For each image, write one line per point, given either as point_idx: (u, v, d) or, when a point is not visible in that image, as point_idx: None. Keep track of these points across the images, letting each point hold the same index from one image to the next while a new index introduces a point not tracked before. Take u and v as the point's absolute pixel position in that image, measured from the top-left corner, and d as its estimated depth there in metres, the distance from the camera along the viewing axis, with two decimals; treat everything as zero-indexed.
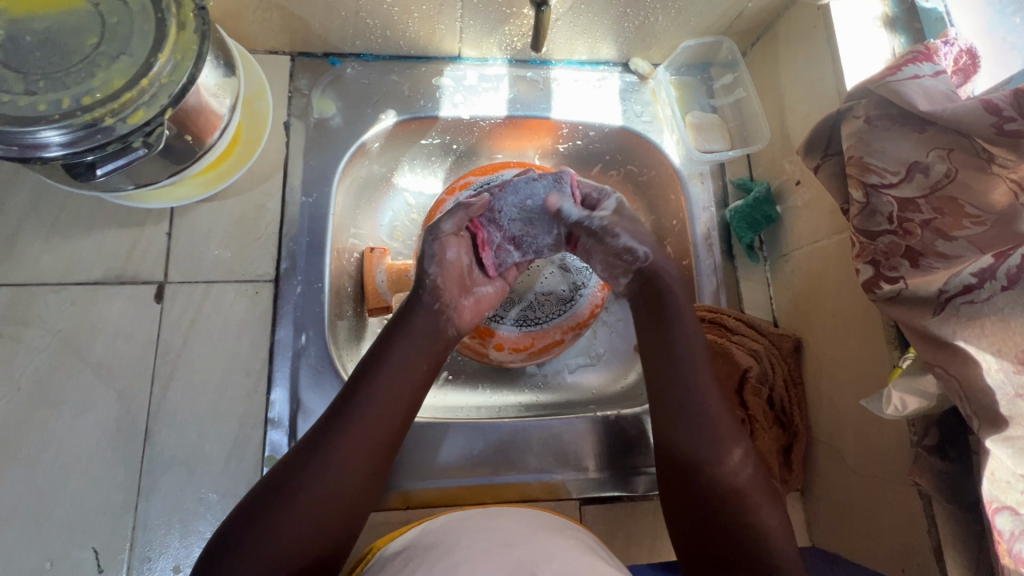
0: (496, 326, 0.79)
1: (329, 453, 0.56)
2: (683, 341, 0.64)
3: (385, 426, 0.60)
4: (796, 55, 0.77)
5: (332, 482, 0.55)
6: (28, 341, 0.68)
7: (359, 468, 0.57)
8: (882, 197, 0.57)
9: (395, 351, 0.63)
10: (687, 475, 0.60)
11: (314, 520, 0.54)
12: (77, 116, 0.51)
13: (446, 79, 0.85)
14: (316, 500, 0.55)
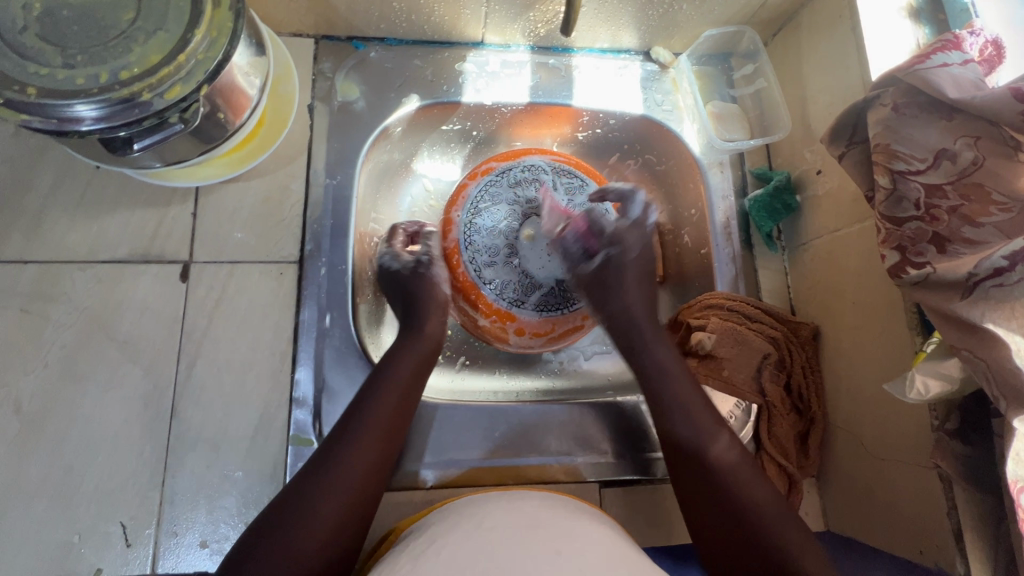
0: (516, 311, 0.78)
1: (340, 446, 0.58)
2: (651, 354, 0.69)
3: (397, 419, 0.62)
4: (819, 45, 0.77)
5: (345, 473, 0.56)
6: (56, 317, 0.69)
7: (371, 459, 0.58)
8: (910, 183, 0.58)
9: (406, 353, 0.68)
10: (694, 478, 0.62)
11: (331, 510, 0.54)
12: (115, 90, 0.51)
13: (469, 64, 0.86)
14: (331, 490, 0.55)
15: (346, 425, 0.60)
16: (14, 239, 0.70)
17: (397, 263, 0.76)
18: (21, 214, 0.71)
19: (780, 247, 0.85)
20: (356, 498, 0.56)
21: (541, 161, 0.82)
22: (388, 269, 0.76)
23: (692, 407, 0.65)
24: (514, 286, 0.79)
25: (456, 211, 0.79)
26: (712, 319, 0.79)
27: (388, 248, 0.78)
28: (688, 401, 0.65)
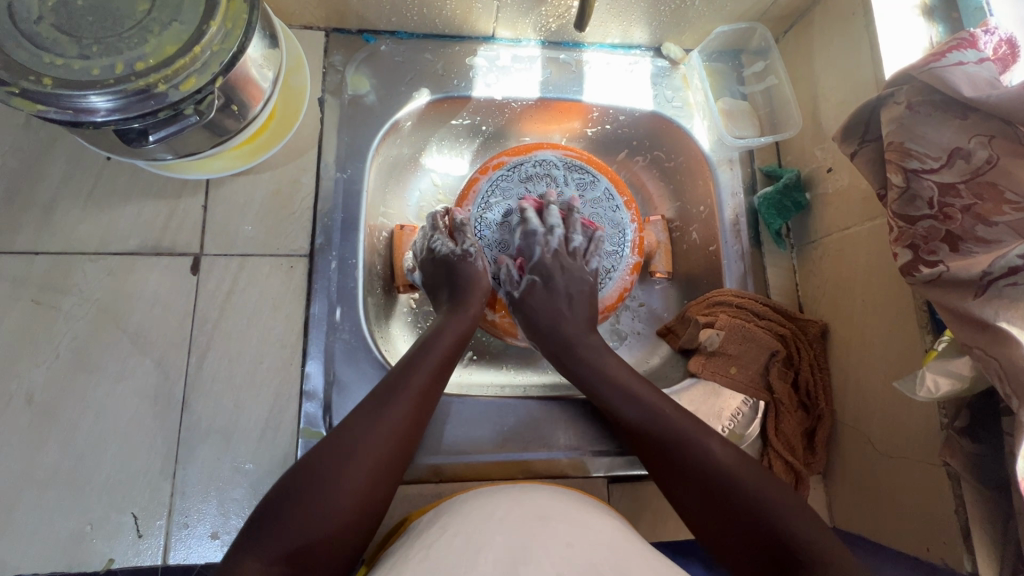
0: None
1: (370, 420, 0.58)
2: (591, 360, 0.69)
3: (425, 397, 0.62)
4: (831, 43, 0.77)
5: (372, 448, 0.56)
6: (67, 308, 0.69)
7: (398, 436, 0.58)
8: (923, 181, 0.58)
9: (444, 334, 0.68)
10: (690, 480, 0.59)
11: (356, 484, 0.54)
12: (130, 81, 0.51)
13: (479, 59, 0.86)
14: (359, 464, 0.55)
15: (379, 400, 0.60)
16: (25, 230, 0.70)
17: (446, 249, 0.74)
18: (32, 204, 0.71)
19: (789, 245, 0.85)
20: (380, 474, 0.56)
21: (552, 156, 0.82)
22: (437, 253, 0.74)
23: (653, 401, 0.65)
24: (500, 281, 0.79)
25: (464, 206, 0.80)
26: (720, 316, 0.79)
27: (437, 235, 0.76)
28: (647, 398, 0.65)
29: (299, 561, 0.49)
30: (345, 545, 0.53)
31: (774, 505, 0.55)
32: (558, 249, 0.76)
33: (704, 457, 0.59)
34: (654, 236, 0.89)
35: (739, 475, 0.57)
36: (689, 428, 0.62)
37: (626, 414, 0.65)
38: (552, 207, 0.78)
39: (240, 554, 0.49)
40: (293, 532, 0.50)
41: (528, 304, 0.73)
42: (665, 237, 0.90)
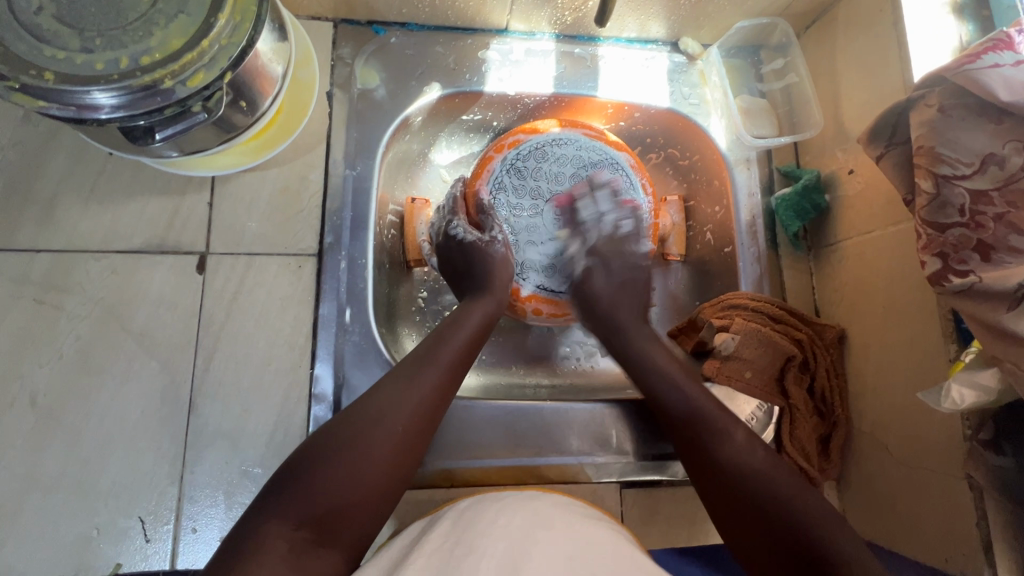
0: (552, 294, 0.78)
1: (401, 389, 0.57)
2: (639, 347, 0.70)
3: (456, 369, 0.61)
4: (856, 41, 0.75)
5: (400, 417, 0.55)
6: (70, 308, 0.67)
7: (428, 406, 0.57)
8: (955, 188, 0.56)
9: (472, 311, 0.68)
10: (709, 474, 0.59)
11: (385, 451, 0.53)
12: (135, 77, 0.49)
13: (492, 52, 0.83)
14: (387, 433, 0.54)
15: (413, 367, 0.59)
16: (25, 227, 0.68)
17: (468, 236, 0.73)
18: (32, 200, 0.69)
19: (806, 247, 0.84)
20: (408, 443, 0.55)
21: (564, 134, 0.79)
22: (459, 240, 0.73)
23: (698, 402, 0.63)
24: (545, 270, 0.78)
25: (482, 184, 0.78)
26: (735, 320, 0.77)
27: (455, 220, 0.75)
28: (693, 398, 0.64)
29: (325, 527, 0.49)
30: (370, 514, 0.52)
31: (813, 518, 0.52)
32: (614, 233, 0.77)
33: (734, 449, 0.59)
34: (670, 217, 0.88)
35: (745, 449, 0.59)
36: (717, 417, 0.62)
37: (671, 417, 0.64)
38: (601, 190, 0.77)
39: (264, 519, 0.48)
40: (317, 498, 0.49)
41: (585, 283, 0.75)
42: (680, 219, 0.88)
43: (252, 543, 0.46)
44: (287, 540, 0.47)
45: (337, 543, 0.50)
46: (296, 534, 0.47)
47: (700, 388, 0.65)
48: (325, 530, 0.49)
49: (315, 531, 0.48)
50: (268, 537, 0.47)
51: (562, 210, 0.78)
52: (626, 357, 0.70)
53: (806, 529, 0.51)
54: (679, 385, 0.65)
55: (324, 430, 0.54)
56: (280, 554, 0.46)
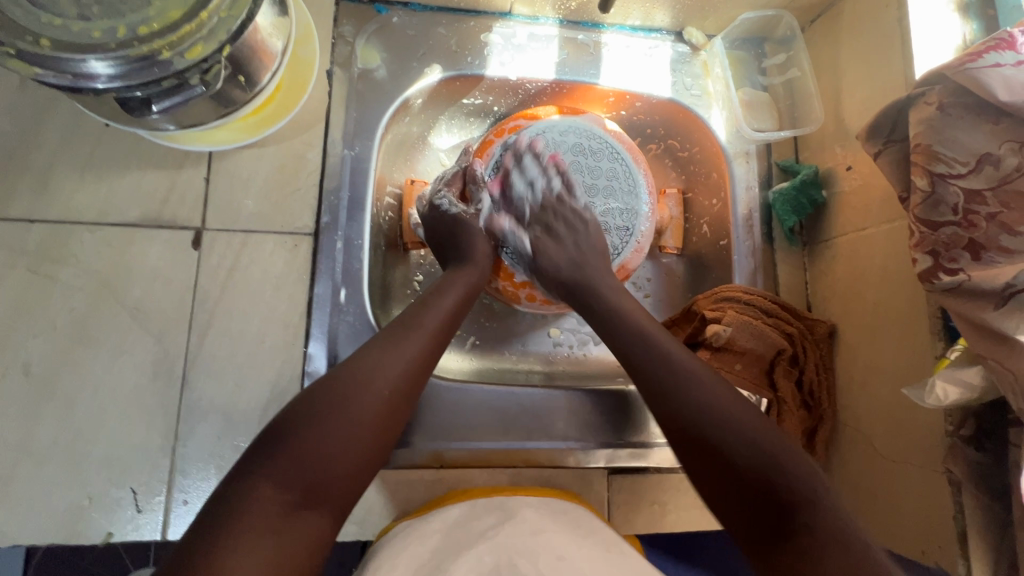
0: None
1: (385, 351, 0.56)
2: (603, 301, 0.66)
3: (440, 337, 0.61)
4: (860, 35, 0.75)
5: (387, 381, 0.55)
6: (65, 280, 0.67)
7: (413, 372, 0.57)
8: (949, 187, 0.56)
9: (456, 283, 0.67)
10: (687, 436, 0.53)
11: (369, 415, 0.52)
12: (133, 47, 0.48)
13: (495, 36, 0.83)
14: (372, 397, 0.53)
15: (399, 332, 0.59)
16: (20, 196, 0.68)
17: (454, 208, 0.74)
18: (28, 171, 0.68)
19: (801, 242, 0.84)
20: (392, 407, 0.54)
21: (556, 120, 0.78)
22: (443, 212, 0.74)
23: (667, 350, 0.58)
24: None
25: (481, 162, 0.77)
26: (727, 312, 0.77)
27: (444, 193, 0.75)
28: (662, 351, 0.58)
29: (313, 492, 0.48)
30: (357, 480, 0.51)
31: (771, 454, 0.49)
32: (572, 182, 0.75)
33: (712, 412, 0.52)
34: (669, 210, 0.88)
35: (715, 407, 0.53)
36: (694, 382, 0.55)
37: (637, 365, 0.59)
38: (525, 155, 0.74)
39: (250, 481, 0.47)
40: (306, 464, 0.48)
41: (564, 210, 0.74)
42: (678, 212, 0.89)
43: (241, 504, 0.46)
44: (274, 502, 0.46)
45: (327, 507, 0.49)
46: (284, 497, 0.47)
47: (670, 338, 0.60)
48: (314, 494, 0.48)
49: (301, 495, 0.48)
50: (257, 498, 0.46)
51: (497, 191, 0.76)
52: (586, 300, 0.67)
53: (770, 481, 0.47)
54: (646, 329, 0.61)
55: (308, 394, 0.52)
56: (271, 515, 0.46)
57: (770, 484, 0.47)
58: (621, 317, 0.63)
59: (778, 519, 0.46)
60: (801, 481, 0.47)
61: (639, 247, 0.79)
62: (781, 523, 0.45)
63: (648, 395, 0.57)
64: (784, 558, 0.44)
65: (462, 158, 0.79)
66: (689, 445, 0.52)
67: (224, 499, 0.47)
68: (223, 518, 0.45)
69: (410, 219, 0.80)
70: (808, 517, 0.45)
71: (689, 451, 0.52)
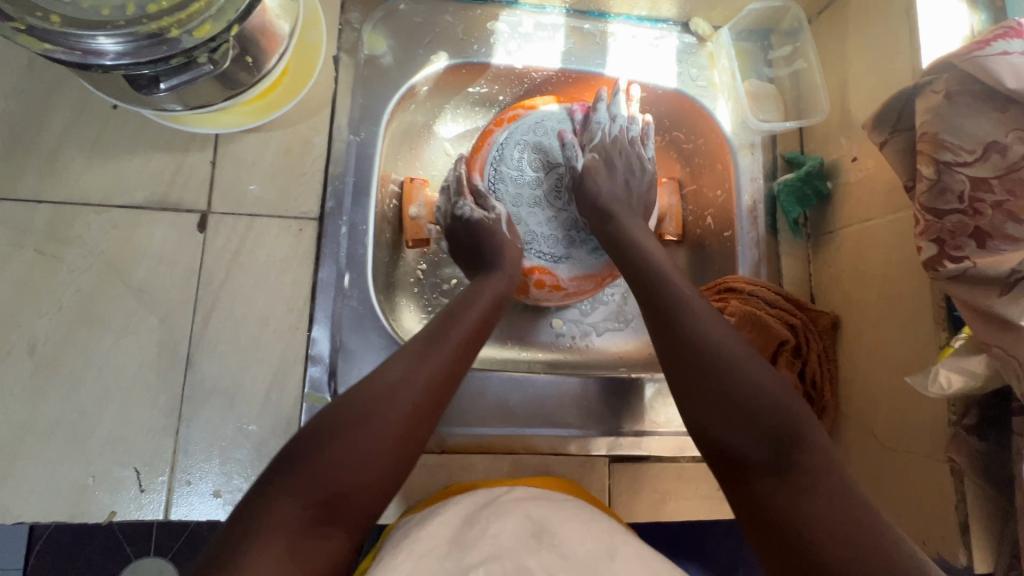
0: (552, 265, 0.78)
1: (411, 364, 0.57)
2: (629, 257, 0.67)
3: (467, 349, 0.61)
4: (867, 26, 0.74)
5: (412, 393, 0.55)
6: (71, 260, 0.67)
7: (438, 383, 0.57)
8: (954, 174, 0.56)
9: (480, 294, 0.67)
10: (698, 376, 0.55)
11: (394, 429, 0.53)
12: (142, 24, 0.49)
13: (501, 24, 0.83)
14: (397, 409, 0.53)
15: (425, 345, 0.59)
16: (28, 176, 0.68)
17: (475, 214, 0.74)
18: (35, 151, 0.69)
19: (805, 234, 0.84)
20: (418, 420, 0.55)
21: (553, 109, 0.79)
22: (465, 219, 0.74)
23: (685, 298, 0.60)
24: (549, 240, 0.78)
25: (478, 172, 0.77)
26: (731, 302, 0.77)
27: (460, 200, 0.76)
28: (684, 299, 0.60)
29: (335, 505, 0.49)
30: (380, 493, 0.52)
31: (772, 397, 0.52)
32: (621, 136, 0.77)
33: (722, 354, 0.55)
34: (669, 198, 0.89)
35: (728, 351, 0.55)
36: (710, 326, 0.57)
37: (656, 303, 0.61)
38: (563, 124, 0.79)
39: (274, 494, 0.48)
40: (328, 478, 0.49)
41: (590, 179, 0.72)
42: (676, 200, 0.89)
43: (264, 517, 0.46)
44: (295, 517, 0.47)
45: (349, 521, 0.50)
46: (305, 512, 0.47)
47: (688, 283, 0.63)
48: (336, 508, 0.49)
49: (323, 509, 0.48)
50: (279, 512, 0.47)
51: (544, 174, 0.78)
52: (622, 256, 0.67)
53: (764, 419, 0.51)
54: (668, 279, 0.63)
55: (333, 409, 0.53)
56: (291, 530, 0.46)
57: (771, 421, 0.50)
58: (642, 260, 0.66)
59: (771, 454, 0.49)
60: (792, 419, 0.51)
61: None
62: (771, 453, 0.49)
63: (663, 329, 0.59)
64: (763, 484, 0.48)
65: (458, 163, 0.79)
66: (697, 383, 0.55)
67: (247, 510, 0.47)
68: (248, 531, 0.46)
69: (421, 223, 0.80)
70: (801, 453, 0.48)
71: (697, 388, 0.55)
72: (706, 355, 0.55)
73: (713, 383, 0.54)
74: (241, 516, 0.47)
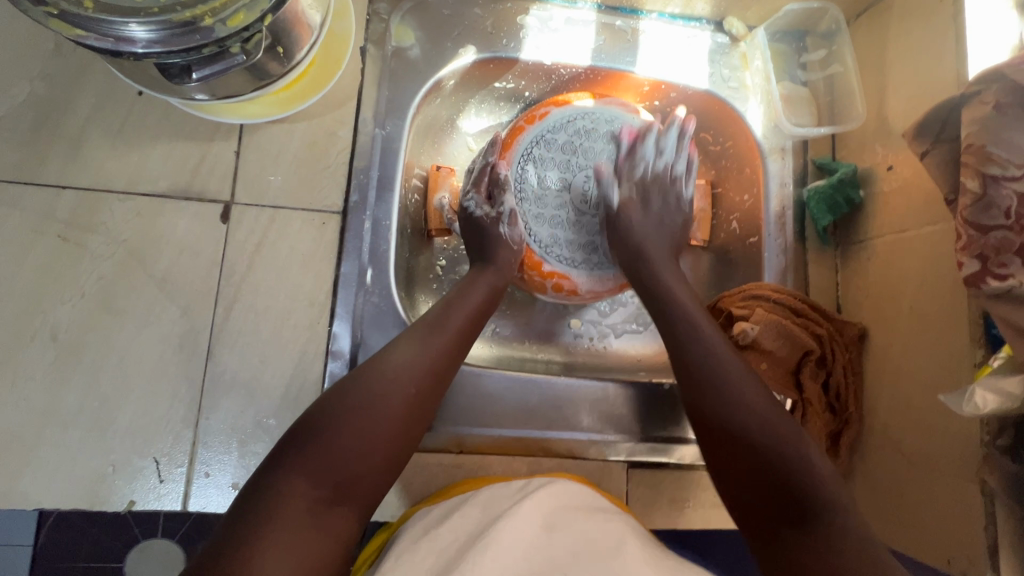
0: (570, 270, 0.77)
1: (415, 349, 0.56)
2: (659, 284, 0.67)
3: (466, 336, 0.61)
4: (910, 30, 0.72)
5: (415, 378, 0.54)
6: (94, 248, 0.67)
7: (438, 371, 0.56)
8: (1002, 189, 0.54)
9: (479, 284, 0.66)
10: (723, 433, 0.55)
11: (396, 415, 0.52)
12: (176, 12, 0.48)
13: (531, 18, 0.81)
14: (399, 395, 0.53)
15: (427, 328, 0.58)
16: (52, 161, 0.67)
17: (480, 211, 0.72)
18: (59, 137, 0.68)
19: (833, 242, 0.83)
20: (421, 403, 0.55)
21: (575, 113, 0.77)
22: (470, 213, 0.73)
23: (719, 353, 0.59)
24: (566, 245, 0.77)
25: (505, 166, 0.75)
26: (756, 310, 0.76)
27: (472, 193, 0.74)
28: (716, 351, 0.59)
29: (342, 487, 0.49)
30: (383, 479, 0.52)
31: (803, 461, 0.51)
32: (661, 173, 0.75)
33: (767, 421, 0.54)
34: (698, 202, 0.86)
35: (767, 418, 0.54)
36: (751, 393, 0.56)
37: (687, 363, 0.59)
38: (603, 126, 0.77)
39: (283, 473, 0.47)
40: (338, 459, 0.49)
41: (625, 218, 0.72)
42: (706, 205, 0.87)
43: (273, 497, 0.46)
44: (305, 497, 0.46)
45: (354, 501, 0.50)
46: (314, 492, 0.47)
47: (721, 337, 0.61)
48: (344, 489, 0.49)
49: (332, 490, 0.48)
50: (289, 492, 0.46)
51: (579, 185, 0.77)
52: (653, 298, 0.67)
53: (796, 481, 0.50)
54: (704, 339, 0.60)
55: (335, 389, 0.53)
56: (301, 510, 0.46)
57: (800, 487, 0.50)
58: (672, 305, 0.64)
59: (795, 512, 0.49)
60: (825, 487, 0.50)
61: (672, 237, 0.79)
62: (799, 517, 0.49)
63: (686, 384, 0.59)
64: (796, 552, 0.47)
65: (488, 149, 0.76)
66: (731, 449, 0.54)
67: (256, 492, 0.47)
68: (257, 511, 0.45)
69: (444, 211, 0.79)
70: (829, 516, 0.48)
71: (728, 455, 0.54)
72: (748, 422, 0.54)
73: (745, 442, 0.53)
74: (250, 495, 0.47)
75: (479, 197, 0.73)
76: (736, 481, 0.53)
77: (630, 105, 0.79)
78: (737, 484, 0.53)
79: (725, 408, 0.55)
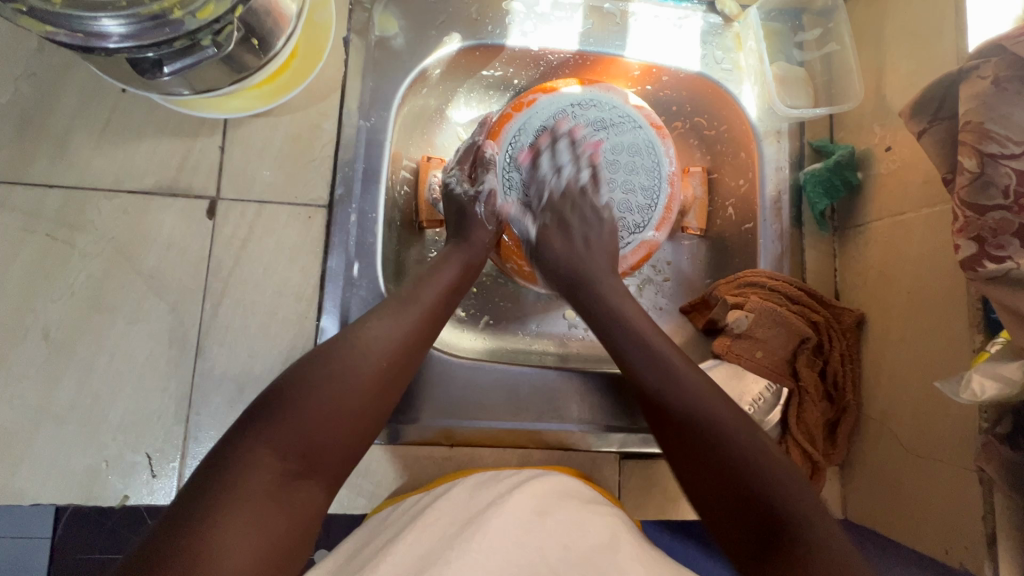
0: None
1: (387, 325, 0.56)
2: (603, 299, 0.64)
3: (438, 312, 0.61)
4: (909, 4, 0.69)
5: (385, 352, 0.54)
6: (83, 246, 0.67)
7: (410, 345, 0.57)
8: (1000, 168, 0.52)
9: (451, 261, 0.66)
10: (690, 442, 0.53)
11: (366, 389, 0.53)
12: (144, 5, 0.47)
13: (516, 4, 0.79)
14: (369, 369, 0.53)
15: (399, 301, 0.58)
16: (38, 160, 0.68)
17: (460, 188, 0.72)
18: (45, 136, 0.68)
19: (832, 227, 0.81)
20: (391, 377, 0.55)
21: (553, 106, 0.75)
22: (449, 190, 0.72)
23: (672, 360, 0.58)
24: None
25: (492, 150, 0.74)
26: (751, 298, 0.75)
27: (454, 172, 0.73)
28: (664, 357, 0.58)
29: (309, 460, 0.49)
30: (350, 452, 0.52)
31: (765, 475, 0.49)
32: (620, 162, 0.75)
33: (725, 427, 0.52)
34: (693, 189, 0.85)
35: (732, 428, 0.52)
36: (709, 400, 0.54)
37: (642, 378, 0.58)
38: (566, 111, 0.75)
39: (248, 445, 0.47)
40: (304, 433, 0.49)
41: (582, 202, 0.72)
42: (702, 192, 0.85)
43: (236, 471, 0.46)
44: (272, 469, 0.46)
45: (321, 475, 0.50)
46: (280, 465, 0.47)
47: (648, 321, 0.62)
48: (311, 462, 0.49)
49: (299, 462, 0.48)
50: (253, 465, 0.46)
51: (526, 163, 0.74)
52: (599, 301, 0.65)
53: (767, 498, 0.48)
54: (659, 351, 0.59)
55: (302, 363, 0.52)
56: (266, 483, 0.46)
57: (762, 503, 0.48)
58: (622, 316, 0.62)
59: (769, 527, 0.47)
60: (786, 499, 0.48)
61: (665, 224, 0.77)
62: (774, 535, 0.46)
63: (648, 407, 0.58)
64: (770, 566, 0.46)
65: (477, 131, 0.75)
66: (695, 455, 0.53)
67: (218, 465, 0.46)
68: (217, 482, 0.45)
69: (431, 190, 0.78)
70: (808, 530, 0.46)
71: (693, 467, 0.53)
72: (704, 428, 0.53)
73: (701, 450, 0.52)
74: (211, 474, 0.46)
75: (460, 179, 0.73)
76: (706, 494, 0.52)
77: (621, 90, 0.77)
78: (699, 493, 0.52)
79: (687, 415, 0.54)
